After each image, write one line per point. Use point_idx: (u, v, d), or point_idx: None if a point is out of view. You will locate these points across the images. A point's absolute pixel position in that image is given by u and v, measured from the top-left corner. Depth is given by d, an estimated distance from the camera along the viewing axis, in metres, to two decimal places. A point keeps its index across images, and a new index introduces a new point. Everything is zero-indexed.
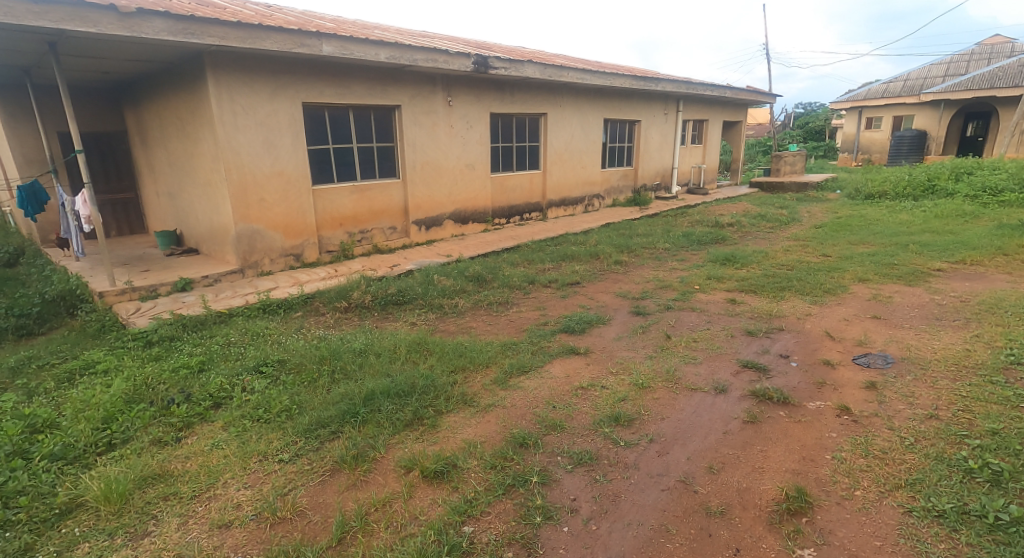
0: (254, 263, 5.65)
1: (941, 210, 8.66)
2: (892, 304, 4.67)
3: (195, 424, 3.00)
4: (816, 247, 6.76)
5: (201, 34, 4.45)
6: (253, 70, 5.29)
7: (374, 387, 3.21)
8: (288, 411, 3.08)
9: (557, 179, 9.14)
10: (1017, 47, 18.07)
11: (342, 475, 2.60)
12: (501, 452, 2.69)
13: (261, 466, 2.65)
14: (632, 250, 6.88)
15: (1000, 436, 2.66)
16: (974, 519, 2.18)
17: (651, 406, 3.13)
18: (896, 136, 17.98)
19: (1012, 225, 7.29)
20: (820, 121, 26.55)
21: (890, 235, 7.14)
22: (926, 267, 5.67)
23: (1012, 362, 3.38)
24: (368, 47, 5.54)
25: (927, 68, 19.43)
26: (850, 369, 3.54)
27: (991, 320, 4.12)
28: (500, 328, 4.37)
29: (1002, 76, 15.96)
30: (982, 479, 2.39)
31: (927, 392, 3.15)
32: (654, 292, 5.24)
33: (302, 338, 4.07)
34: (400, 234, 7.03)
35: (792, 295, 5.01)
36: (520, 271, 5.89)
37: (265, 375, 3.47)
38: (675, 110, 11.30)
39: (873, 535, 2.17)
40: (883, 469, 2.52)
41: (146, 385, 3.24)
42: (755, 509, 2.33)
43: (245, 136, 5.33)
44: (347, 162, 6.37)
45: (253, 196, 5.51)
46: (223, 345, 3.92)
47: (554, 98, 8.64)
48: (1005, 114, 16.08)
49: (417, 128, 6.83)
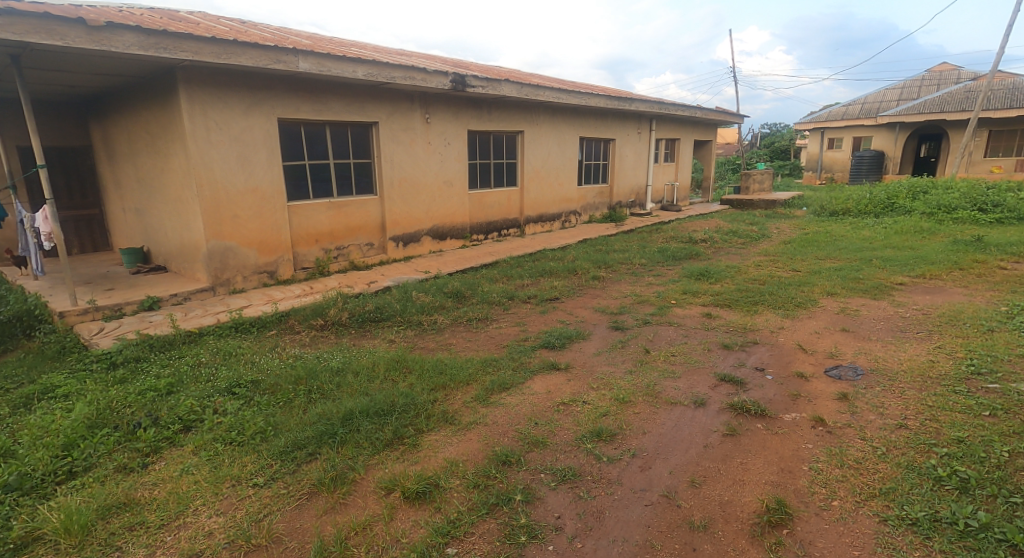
0: (226, 280, 5.49)
1: (901, 226, 9.01)
2: (859, 317, 4.81)
3: (163, 448, 2.87)
4: (785, 262, 6.96)
5: (173, 49, 4.37)
6: (227, 85, 5.21)
7: (352, 406, 3.14)
8: (263, 433, 2.98)
9: (534, 195, 9.22)
10: (964, 75, 19.38)
11: (320, 498, 2.51)
12: (484, 470, 2.65)
13: (235, 492, 2.54)
14: (609, 265, 6.95)
15: (966, 444, 2.74)
16: (945, 526, 2.23)
17: (633, 421, 3.13)
18: (856, 155, 18.69)
19: (966, 241, 7.64)
20: (785, 140, 27.45)
21: (855, 251, 7.38)
22: (889, 281, 5.89)
23: (973, 373, 3.51)
24: (346, 64, 5.54)
25: (883, 93, 20.42)
26: (823, 381, 3.60)
27: (951, 332, 4.29)
28: (480, 345, 4.34)
29: (952, 100, 16.89)
30: (951, 487, 2.44)
31: (895, 402, 3.23)
32: (632, 307, 5.28)
33: (277, 357, 3.96)
34: (377, 250, 6.95)
35: (765, 309, 5.11)
36: (498, 287, 5.87)
37: (238, 396, 3.35)
38: (648, 129, 11.57)
39: (851, 544, 2.19)
40: (858, 478, 2.57)
41: (110, 409, 3.08)
42: (737, 522, 2.33)
43: (218, 152, 5.23)
44: (323, 178, 6.31)
45: (226, 212, 5.38)
46: (192, 366, 3.77)
47: (531, 115, 8.76)
48: (955, 136, 16.98)
49: (395, 145, 6.82)
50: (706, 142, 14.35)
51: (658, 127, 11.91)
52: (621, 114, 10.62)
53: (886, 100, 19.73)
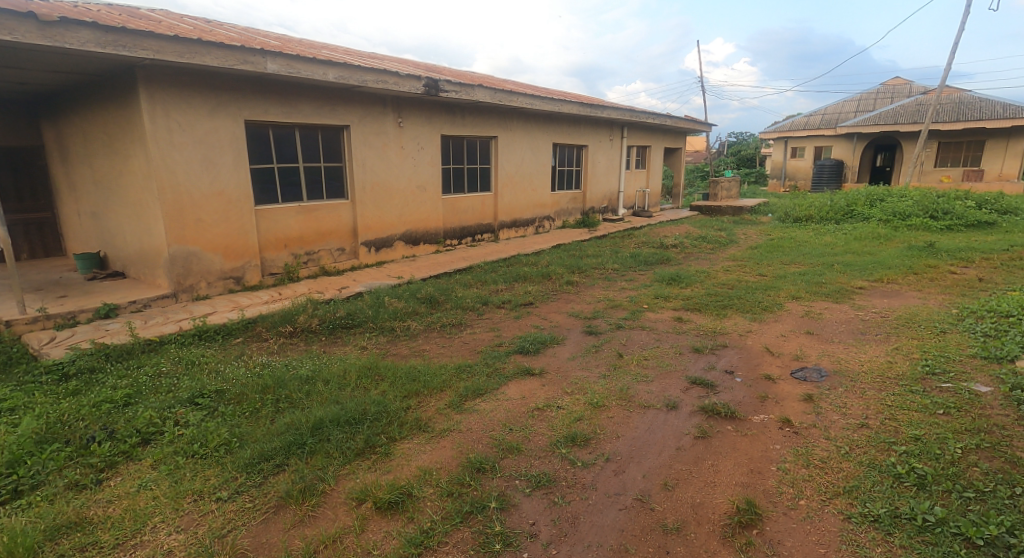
0: (189, 286, 5.30)
1: (860, 233, 9.36)
2: (822, 320, 4.96)
3: (119, 463, 2.74)
4: (752, 267, 7.13)
5: (133, 47, 4.22)
6: (191, 85, 5.05)
7: (322, 415, 3.06)
8: (227, 445, 2.87)
9: (508, 201, 9.23)
10: (916, 89, 20.35)
11: (288, 511, 2.43)
12: (458, 478, 2.61)
13: (197, 507, 2.44)
14: (582, 270, 6.99)
15: (922, 442, 2.84)
16: (905, 522, 2.30)
17: (607, 425, 3.14)
18: (817, 164, 19.37)
19: (920, 246, 7.98)
20: (750, 150, 28.28)
21: (817, 256, 7.63)
22: (850, 285, 6.10)
23: (928, 373, 3.65)
24: (316, 67, 5.45)
25: (841, 105, 21.26)
26: (789, 383, 3.69)
27: (908, 334, 4.46)
28: (453, 351, 4.30)
29: (905, 113, 17.69)
30: (909, 483, 2.53)
31: (857, 402, 3.33)
32: (606, 311, 5.32)
33: (243, 365, 3.83)
34: (348, 255, 6.84)
35: (734, 312, 5.22)
36: (472, 292, 5.84)
37: (200, 407, 3.22)
38: (620, 135, 11.73)
39: (818, 542, 2.24)
40: (823, 477, 2.63)
41: (61, 422, 2.92)
42: (708, 523, 2.36)
43: (182, 154, 5.06)
44: (292, 182, 6.17)
45: (189, 216, 5.21)
46: (152, 376, 3.62)
47: (504, 121, 8.78)
48: (908, 147, 17.79)
49: (367, 149, 6.74)
50: (675, 150, 14.64)
51: (629, 135, 12.09)
52: (593, 121, 10.75)
53: (844, 112, 20.55)
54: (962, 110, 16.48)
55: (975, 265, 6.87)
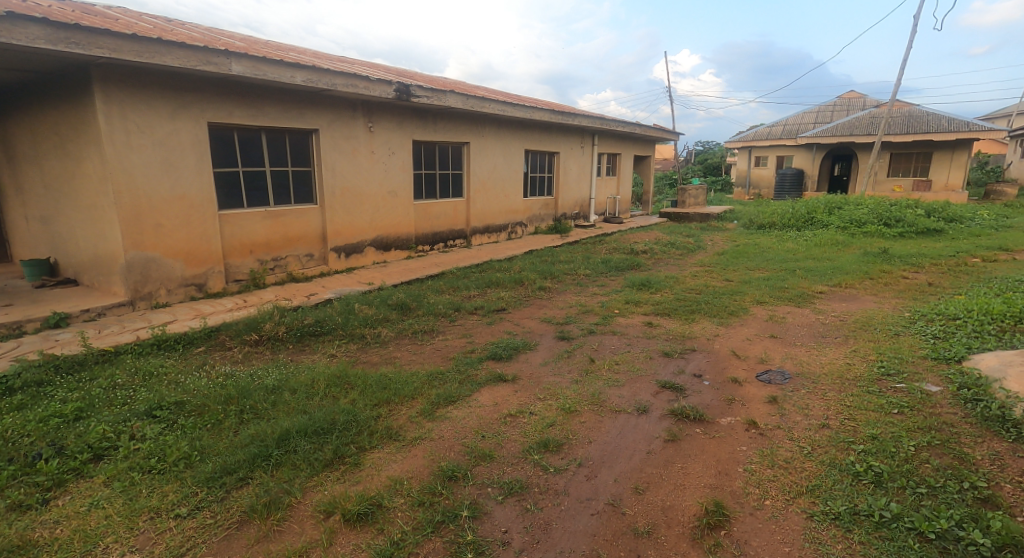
0: (147, 293, 5.10)
1: (819, 239, 9.69)
2: (785, 324, 5.11)
3: (68, 481, 2.60)
4: (719, 272, 7.32)
5: (87, 45, 4.05)
6: (150, 86, 4.88)
7: (289, 426, 2.98)
8: (187, 459, 2.76)
9: (480, 207, 9.22)
10: (869, 103, 21.31)
11: (252, 526, 2.36)
12: (429, 487, 2.58)
13: (153, 525, 2.35)
14: (554, 275, 7.03)
15: (879, 440, 2.95)
16: (863, 518, 2.38)
17: (579, 431, 3.15)
18: (779, 173, 20.03)
19: (875, 252, 8.32)
20: (716, 158, 29.02)
21: (780, 262, 7.88)
22: (811, 290, 6.32)
23: (883, 374, 3.80)
24: (283, 69, 5.35)
25: (801, 116, 22.07)
26: (754, 385, 3.79)
27: (864, 336, 4.64)
28: (425, 358, 4.25)
29: (860, 124, 18.48)
30: (867, 481, 2.62)
31: (818, 403, 3.44)
32: (578, 317, 5.36)
33: (205, 376, 3.70)
34: (317, 261, 6.71)
35: (702, 317, 5.33)
36: (444, 298, 5.80)
37: (158, 419, 3.10)
38: (591, 143, 11.88)
39: (783, 541, 2.29)
40: (788, 477, 2.70)
41: (5, 440, 2.77)
42: (678, 526, 2.39)
43: (140, 156, 4.89)
44: (258, 186, 6.02)
45: (148, 220, 5.02)
46: (106, 389, 3.46)
47: (476, 127, 8.78)
48: (863, 157, 18.56)
49: (337, 153, 6.64)
50: (645, 158, 14.92)
51: (600, 142, 12.26)
52: (564, 129, 10.86)
53: (804, 123, 21.34)
54: (911, 123, 17.32)
55: (925, 270, 7.21)
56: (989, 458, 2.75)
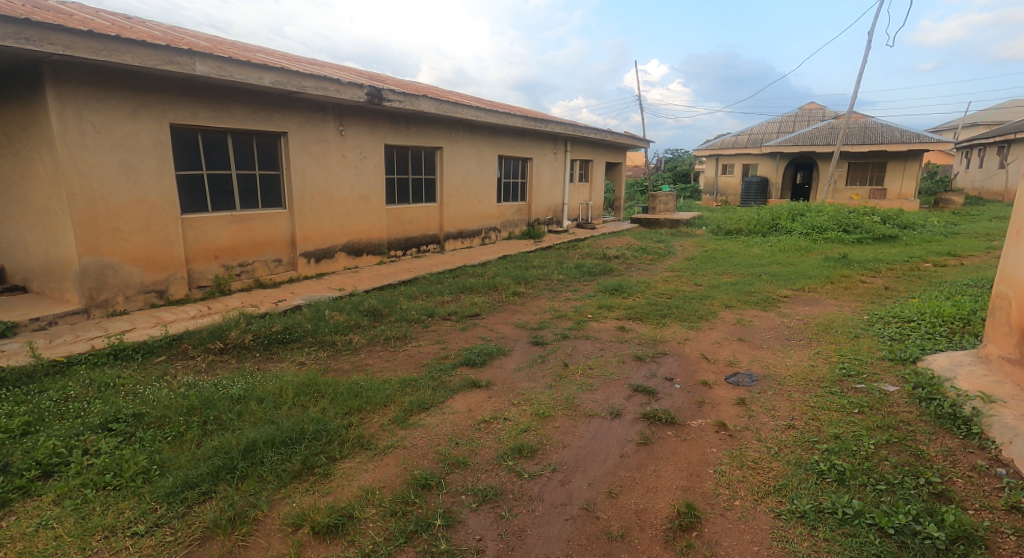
0: (104, 301, 4.89)
1: (783, 245, 9.99)
2: (752, 327, 5.24)
3: (14, 501, 2.45)
4: (689, 277, 7.45)
5: (40, 41, 3.88)
6: (108, 84, 4.70)
7: (255, 437, 2.88)
8: (145, 473, 2.65)
9: (453, 211, 9.18)
10: (828, 114, 22.16)
11: (215, 542, 2.27)
12: (402, 497, 2.53)
13: (108, 544, 2.24)
14: (528, 280, 7.04)
15: (841, 439, 3.04)
16: (828, 516, 2.44)
17: (553, 435, 3.15)
18: (745, 181, 20.59)
19: (835, 258, 8.63)
20: (685, 166, 29.66)
21: (747, 267, 8.08)
22: (776, 294, 6.49)
23: (845, 375, 3.93)
24: (250, 70, 5.23)
25: (765, 125, 22.77)
26: (724, 388, 3.87)
27: (827, 339, 4.79)
28: (397, 364, 4.19)
29: (820, 134, 19.16)
30: (831, 479, 2.69)
31: (785, 404, 3.53)
32: (551, 322, 5.38)
33: (166, 386, 3.56)
34: (286, 267, 6.56)
35: (672, 321, 5.42)
36: (417, 304, 5.74)
37: (115, 433, 2.96)
38: (563, 149, 11.99)
39: (752, 541, 2.34)
40: (756, 478, 2.75)
41: None
42: (651, 528, 2.41)
43: (96, 158, 4.70)
44: (223, 190, 5.85)
45: (105, 224, 4.82)
46: (58, 402, 3.29)
47: (449, 132, 8.76)
48: (824, 166, 19.25)
49: (307, 157, 6.52)
50: (616, 164, 15.13)
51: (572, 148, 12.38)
52: (537, 135, 10.93)
53: (768, 133, 22.03)
54: (867, 134, 18.08)
55: (882, 274, 7.51)
56: (943, 454, 2.87)
